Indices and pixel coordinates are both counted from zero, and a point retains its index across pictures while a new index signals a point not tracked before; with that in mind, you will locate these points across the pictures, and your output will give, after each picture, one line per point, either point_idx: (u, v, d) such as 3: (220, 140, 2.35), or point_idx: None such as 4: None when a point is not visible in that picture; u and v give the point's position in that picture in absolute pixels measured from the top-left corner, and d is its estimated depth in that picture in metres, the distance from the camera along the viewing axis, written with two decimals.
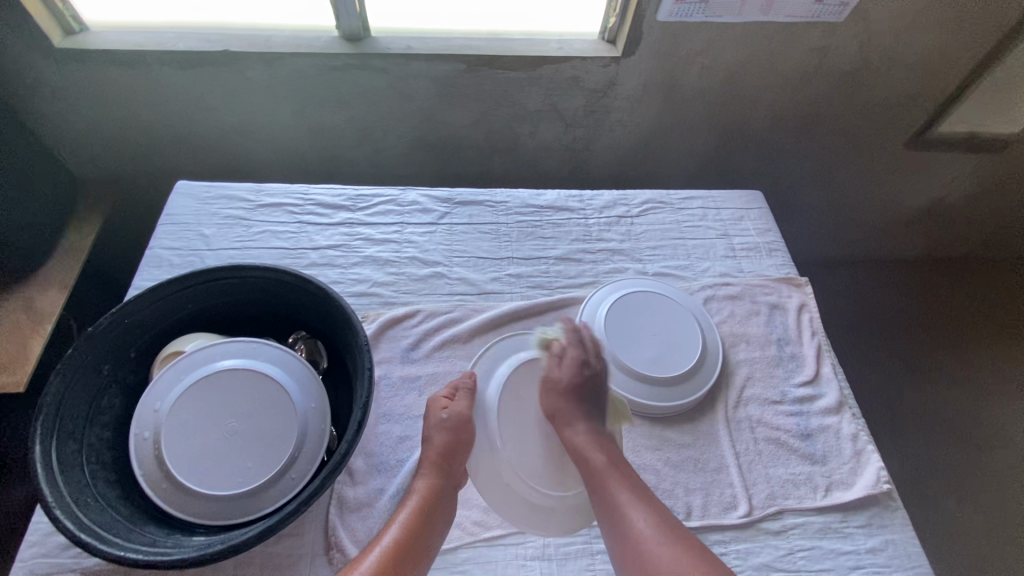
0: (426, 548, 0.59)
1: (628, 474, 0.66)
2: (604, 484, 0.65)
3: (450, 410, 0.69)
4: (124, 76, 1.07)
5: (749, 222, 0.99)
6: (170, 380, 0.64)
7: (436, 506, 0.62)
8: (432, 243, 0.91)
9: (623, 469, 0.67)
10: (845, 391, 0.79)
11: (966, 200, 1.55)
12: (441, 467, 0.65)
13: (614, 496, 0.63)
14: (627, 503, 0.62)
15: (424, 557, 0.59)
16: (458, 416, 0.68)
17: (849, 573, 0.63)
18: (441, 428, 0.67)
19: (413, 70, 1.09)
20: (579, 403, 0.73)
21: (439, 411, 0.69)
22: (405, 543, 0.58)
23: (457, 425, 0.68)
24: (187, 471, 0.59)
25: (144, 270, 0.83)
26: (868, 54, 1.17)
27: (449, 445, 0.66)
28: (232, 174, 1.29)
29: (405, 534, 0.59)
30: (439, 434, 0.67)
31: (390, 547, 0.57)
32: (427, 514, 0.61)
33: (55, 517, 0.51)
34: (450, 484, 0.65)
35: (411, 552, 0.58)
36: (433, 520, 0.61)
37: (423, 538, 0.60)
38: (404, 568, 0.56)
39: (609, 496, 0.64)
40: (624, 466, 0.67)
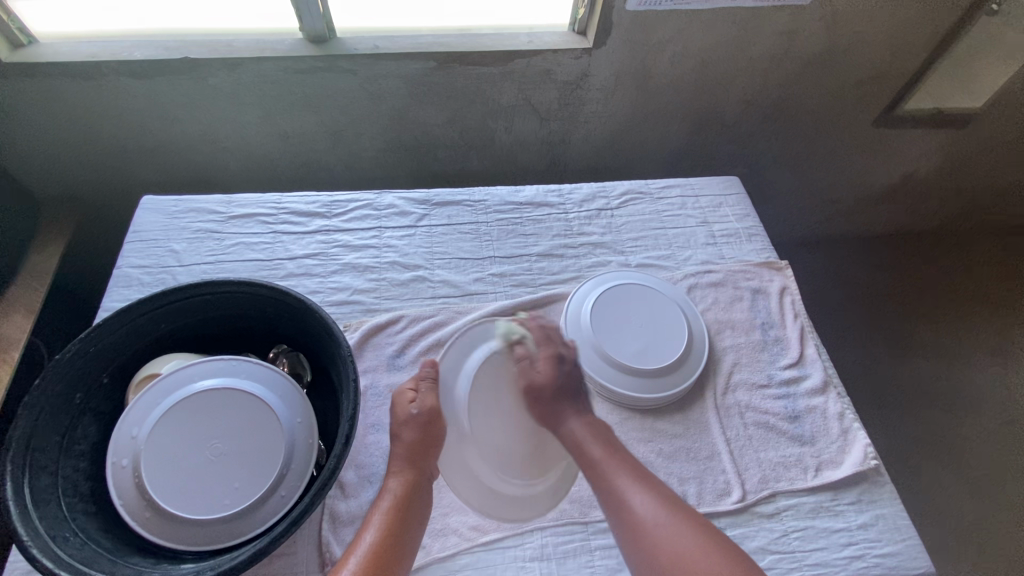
0: (405, 546, 0.59)
1: (623, 456, 0.66)
2: (603, 468, 0.65)
3: (418, 405, 0.67)
4: (78, 88, 1.02)
5: (728, 208, 1.00)
6: (146, 405, 0.61)
7: (411, 504, 0.61)
8: (412, 246, 0.89)
9: (618, 451, 0.67)
10: (829, 371, 0.81)
11: (934, 174, 1.59)
12: (412, 462, 0.64)
13: (611, 480, 0.64)
14: (625, 484, 0.63)
15: (404, 556, 0.58)
16: (428, 412, 0.67)
17: (843, 550, 0.64)
18: (409, 424, 0.66)
19: (382, 70, 1.07)
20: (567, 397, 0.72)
21: (407, 406, 0.68)
22: (383, 545, 0.57)
23: (427, 421, 0.66)
24: (170, 497, 0.57)
25: (113, 291, 0.80)
26: (835, 35, 1.19)
27: (421, 441, 0.65)
28: (200, 185, 1.25)
29: (383, 534, 0.58)
30: (408, 429, 0.66)
31: (370, 549, 0.56)
32: (402, 512, 0.61)
33: (32, 557, 0.49)
34: (423, 478, 0.64)
35: (390, 552, 0.57)
36: (410, 518, 0.61)
37: (402, 537, 0.59)
38: (385, 570, 0.55)
39: (608, 480, 0.64)
40: (618, 449, 0.67)
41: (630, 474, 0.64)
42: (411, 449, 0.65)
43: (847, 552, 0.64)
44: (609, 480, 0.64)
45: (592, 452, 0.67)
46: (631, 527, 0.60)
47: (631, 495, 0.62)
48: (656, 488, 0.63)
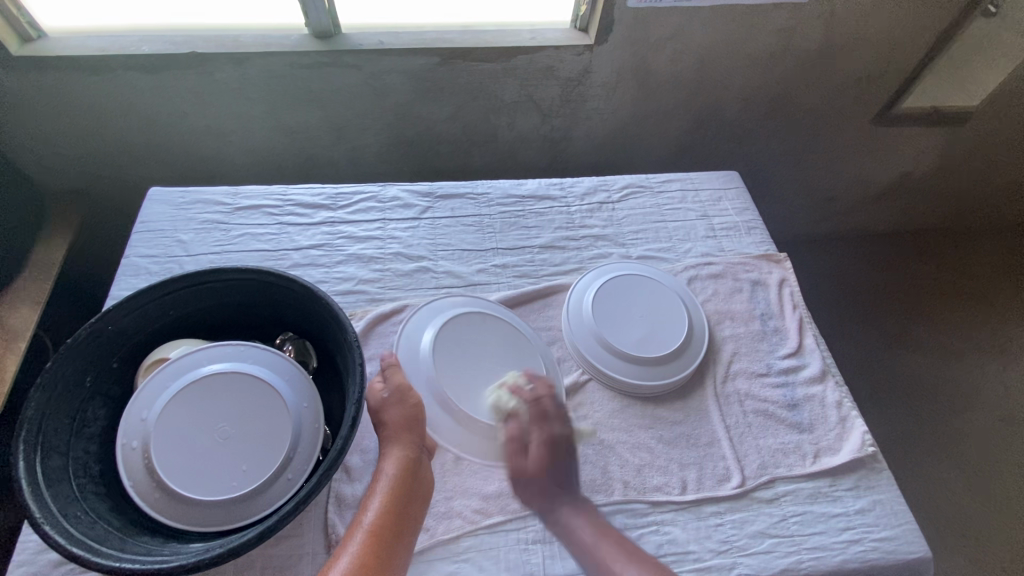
0: (405, 528, 0.57)
1: (612, 534, 0.63)
2: (593, 554, 0.61)
3: (388, 386, 0.66)
4: (86, 82, 1.04)
5: (727, 202, 1.01)
6: (156, 388, 0.62)
7: (409, 484, 0.60)
8: (416, 238, 0.91)
9: (605, 532, 0.63)
10: (827, 360, 0.82)
11: (932, 172, 1.60)
12: (404, 439, 0.63)
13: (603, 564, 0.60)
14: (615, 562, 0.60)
15: (406, 536, 0.57)
16: (400, 386, 0.66)
17: (841, 534, 0.65)
18: (388, 405, 0.64)
19: (387, 66, 1.09)
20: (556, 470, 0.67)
21: (378, 391, 0.66)
22: (383, 526, 0.56)
23: (403, 397, 0.65)
24: (178, 479, 0.58)
25: (121, 280, 0.81)
26: (833, 34, 1.20)
27: (404, 417, 0.64)
28: (205, 179, 1.26)
29: (383, 515, 0.57)
30: (386, 411, 0.64)
31: (369, 531, 0.55)
32: (402, 491, 0.59)
33: (46, 533, 0.50)
34: (417, 455, 0.62)
35: (391, 534, 0.56)
36: (409, 498, 0.59)
37: (402, 518, 0.58)
38: (387, 551, 0.55)
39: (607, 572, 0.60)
40: (603, 525, 0.64)
41: (619, 550, 0.61)
42: (397, 426, 0.63)
43: (845, 536, 0.65)
44: (603, 565, 0.60)
45: (581, 538, 0.62)
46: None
47: (622, 572, 0.59)
48: (647, 561, 0.60)
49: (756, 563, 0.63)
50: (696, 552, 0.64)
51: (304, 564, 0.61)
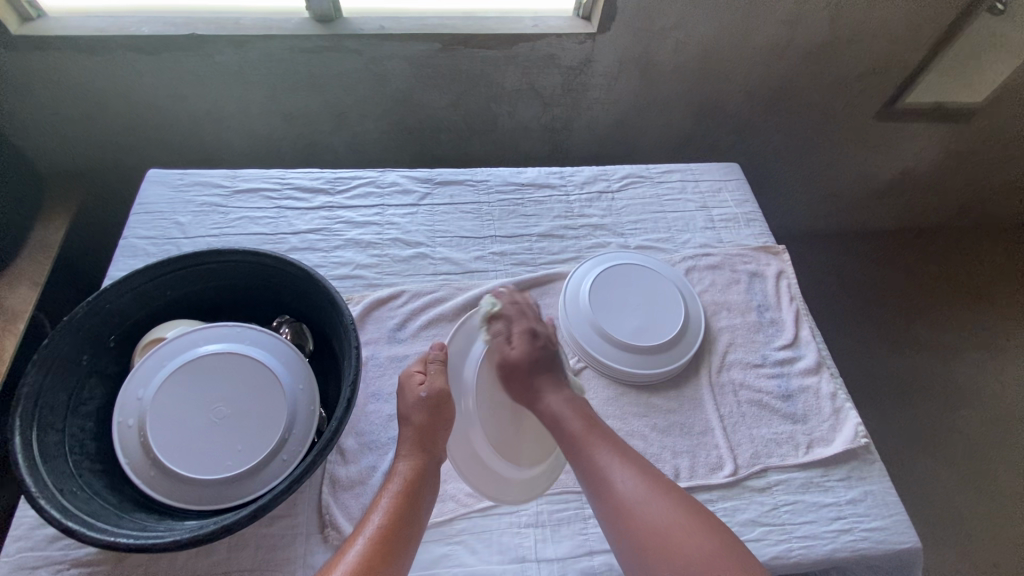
0: (414, 527, 0.58)
1: (601, 428, 0.66)
2: (581, 442, 0.65)
3: (428, 387, 0.66)
4: (87, 63, 1.03)
5: (727, 193, 1.01)
6: (151, 367, 0.62)
7: (420, 486, 0.60)
8: (414, 224, 0.90)
9: (597, 425, 0.67)
10: (823, 352, 0.82)
11: (933, 169, 1.60)
12: (423, 445, 0.63)
13: (590, 450, 0.64)
14: (604, 453, 0.63)
15: (415, 537, 0.57)
16: (439, 391, 0.66)
17: (831, 524, 0.66)
18: (420, 407, 0.65)
19: (388, 51, 1.08)
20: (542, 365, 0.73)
21: (417, 389, 0.67)
22: (391, 529, 0.56)
23: (438, 403, 0.65)
24: (173, 458, 0.58)
25: (118, 261, 0.81)
26: (837, 27, 1.20)
27: (432, 422, 0.64)
28: (205, 163, 1.26)
29: (395, 515, 0.57)
30: (417, 412, 0.64)
31: (380, 529, 0.56)
32: (413, 494, 0.60)
33: (40, 507, 0.50)
34: (432, 464, 0.63)
35: (400, 534, 0.56)
36: (419, 499, 0.60)
37: (411, 518, 0.58)
38: (395, 551, 0.55)
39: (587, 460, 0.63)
40: (591, 417, 0.68)
41: (607, 442, 0.64)
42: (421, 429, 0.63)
43: (835, 525, 0.66)
44: (587, 452, 0.64)
45: (563, 420, 0.68)
46: (609, 492, 0.60)
47: (608, 461, 0.62)
48: (634, 458, 0.63)
49: None
50: None
51: (298, 544, 0.61)
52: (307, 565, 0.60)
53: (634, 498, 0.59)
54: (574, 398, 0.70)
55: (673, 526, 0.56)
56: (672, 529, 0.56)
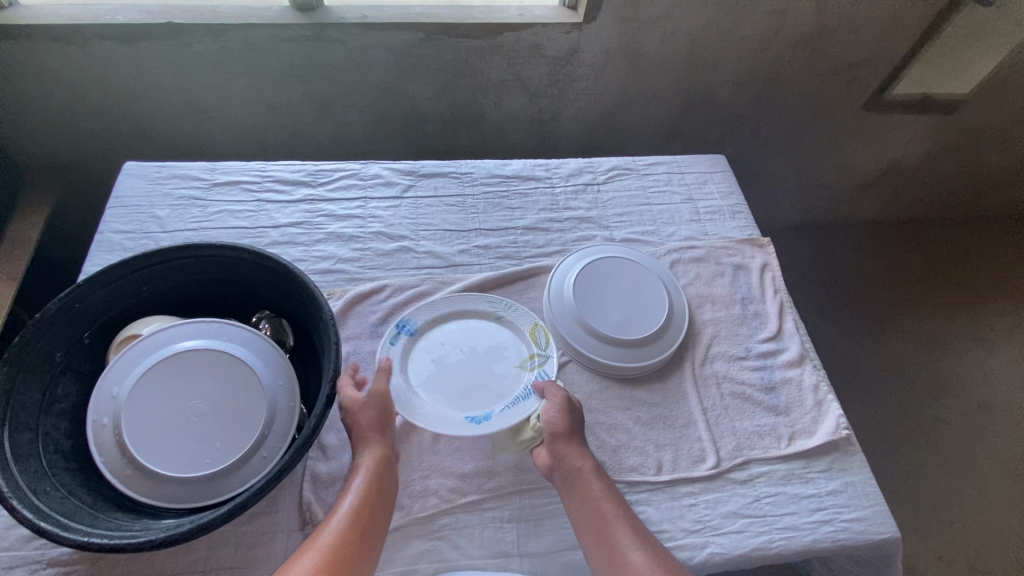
0: (375, 525, 0.57)
1: (625, 510, 0.61)
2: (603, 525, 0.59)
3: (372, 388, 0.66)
4: (61, 53, 1.01)
5: (713, 185, 1.01)
6: (126, 365, 0.61)
7: (383, 476, 0.60)
8: (397, 217, 0.89)
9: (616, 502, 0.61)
10: (806, 344, 0.82)
11: (920, 161, 1.60)
12: (382, 437, 0.63)
13: (612, 537, 0.58)
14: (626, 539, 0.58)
15: (382, 524, 0.58)
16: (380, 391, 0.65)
17: (811, 515, 0.66)
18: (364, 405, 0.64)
19: (370, 41, 1.06)
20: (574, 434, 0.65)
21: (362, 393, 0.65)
22: (343, 543, 0.54)
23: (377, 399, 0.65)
24: (150, 456, 0.58)
25: (94, 255, 0.79)
26: (824, 18, 1.19)
27: (374, 419, 0.63)
28: (186, 156, 1.24)
29: (360, 504, 0.57)
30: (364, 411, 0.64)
31: (346, 517, 0.56)
32: (381, 482, 0.60)
33: (12, 507, 0.49)
34: (389, 457, 0.62)
35: (369, 521, 0.56)
36: (383, 488, 0.59)
37: (377, 507, 0.58)
38: (362, 539, 0.55)
39: (601, 532, 0.59)
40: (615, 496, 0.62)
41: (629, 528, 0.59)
42: (376, 424, 0.63)
43: (816, 516, 0.66)
44: (602, 525, 0.59)
45: (593, 504, 0.61)
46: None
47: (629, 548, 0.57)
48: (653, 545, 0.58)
49: (728, 541, 0.64)
50: (669, 531, 0.64)
51: (278, 541, 0.61)
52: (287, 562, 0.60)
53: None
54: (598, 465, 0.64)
55: None
56: None
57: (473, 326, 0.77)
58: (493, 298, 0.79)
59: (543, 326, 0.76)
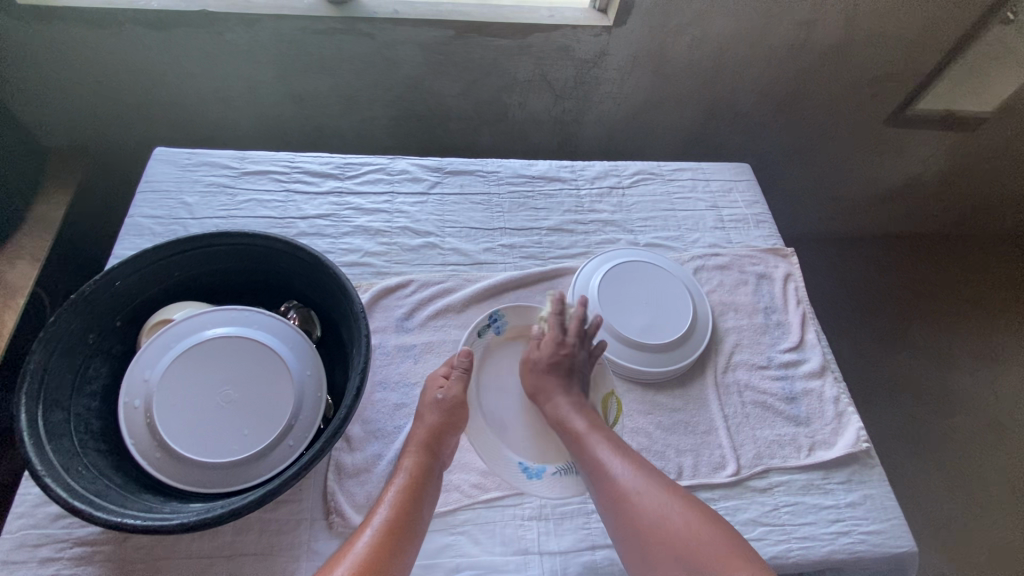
0: (411, 536, 0.56)
1: (608, 433, 0.65)
2: (584, 445, 0.64)
3: (445, 391, 0.66)
4: (93, 36, 1.02)
5: (737, 194, 1.01)
6: (158, 349, 0.62)
7: (424, 487, 0.60)
8: (424, 213, 0.90)
9: (598, 429, 0.66)
10: (827, 356, 0.82)
11: (939, 178, 1.60)
12: (431, 446, 0.63)
13: (592, 453, 0.63)
14: (608, 457, 0.62)
15: (416, 538, 0.56)
16: (456, 395, 0.66)
17: (830, 526, 0.66)
18: (434, 408, 0.65)
19: (401, 37, 1.07)
20: (560, 379, 0.70)
21: (435, 390, 0.67)
22: (376, 551, 0.53)
23: (453, 404, 0.65)
24: (180, 441, 0.58)
25: (124, 239, 0.80)
26: (851, 31, 1.20)
27: (441, 424, 0.64)
28: (208, 143, 1.24)
29: (395, 515, 0.57)
30: (430, 412, 0.65)
31: (380, 528, 0.55)
32: (419, 490, 0.60)
33: (46, 485, 0.50)
34: (435, 466, 0.62)
35: (403, 531, 0.56)
36: (422, 497, 0.59)
37: (413, 518, 0.57)
38: (399, 546, 0.54)
39: (588, 458, 0.63)
40: (598, 422, 0.67)
41: (608, 444, 0.63)
42: (432, 429, 0.64)
43: (834, 527, 0.66)
44: (587, 451, 0.63)
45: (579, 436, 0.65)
46: (621, 509, 0.58)
47: (613, 466, 0.61)
48: (642, 464, 0.62)
49: None
50: None
51: (302, 530, 0.61)
52: (311, 551, 0.60)
53: (640, 501, 0.58)
54: (582, 407, 0.69)
55: (677, 525, 0.56)
56: (675, 530, 0.56)
57: None
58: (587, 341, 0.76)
59: (618, 401, 0.73)
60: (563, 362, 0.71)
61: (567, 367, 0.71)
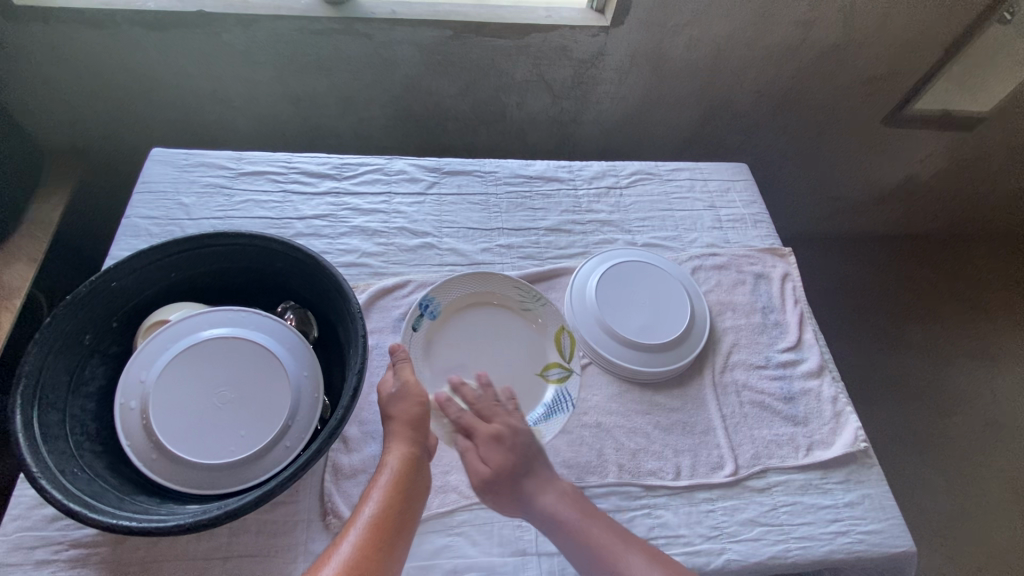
0: (399, 534, 0.56)
1: (608, 524, 0.61)
2: (589, 544, 0.59)
3: (397, 380, 0.65)
4: (91, 37, 1.02)
5: (735, 194, 1.01)
6: (153, 350, 0.62)
7: (410, 480, 0.59)
8: (421, 213, 0.90)
9: (598, 521, 0.61)
10: (825, 356, 0.82)
11: (936, 178, 1.61)
12: (412, 435, 0.62)
13: (602, 552, 0.59)
14: (619, 552, 0.59)
15: (404, 535, 0.56)
16: (408, 382, 0.65)
17: (828, 526, 0.66)
18: (398, 399, 0.64)
19: (398, 37, 1.07)
20: (523, 471, 0.64)
21: (388, 383, 0.65)
22: (363, 552, 0.52)
23: (409, 392, 0.64)
24: (176, 443, 0.58)
25: (120, 240, 0.79)
26: (848, 31, 1.20)
27: (410, 414, 0.63)
28: (206, 144, 1.24)
29: (382, 511, 0.56)
30: (395, 405, 0.64)
31: (366, 526, 0.54)
32: (405, 484, 0.59)
33: (42, 487, 0.49)
34: (420, 456, 0.62)
35: (391, 530, 0.55)
36: (410, 491, 0.59)
37: (400, 514, 0.57)
38: (388, 544, 0.54)
39: (597, 555, 0.59)
40: (598, 515, 0.62)
41: (616, 537, 0.60)
42: (402, 419, 0.63)
43: (833, 527, 0.66)
44: (595, 550, 0.59)
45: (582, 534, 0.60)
46: None
47: (629, 562, 0.58)
48: (652, 551, 0.60)
49: (744, 549, 0.64)
50: (686, 537, 0.65)
51: (299, 531, 0.61)
52: (308, 552, 0.60)
53: None
54: (560, 490, 0.63)
55: None
56: None
57: (501, 320, 0.78)
58: (523, 288, 0.78)
59: (570, 335, 0.76)
60: (513, 446, 0.65)
61: (521, 450, 0.65)
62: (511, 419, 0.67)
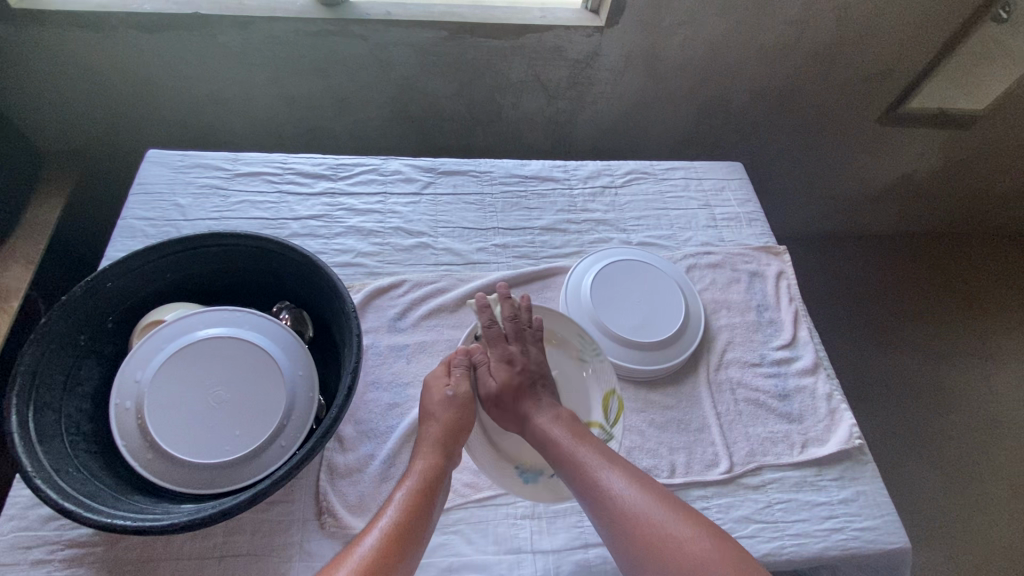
0: (416, 543, 0.55)
1: (593, 443, 0.64)
2: (572, 460, 0.62)
3: (454, 388, 0.67)
4: (86, 39, 1.02)
5: (730, 192, 1.01)
6: (150, 350, 0.62)
7: (433, 491, 0.59)
8: (417, 213, 0.90)
9: (586, 441, 0.64)
10: (820, 354, 0.83)
11: (932, 176, 1.61)
12: (444, 448, 0.62)
13: (582, 467, 0.61)
14: (598, 468, 0.60)
15: (420, 546, 0.55)
16: (463, 392, 0.67)
17: (823, 523, 0.66)
18: (446, 405, 0.65)
19: (393, 38, 1.07)
20: (528, 397, 0.69)
21: (442, 389, 0.67)
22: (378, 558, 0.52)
23: (460, 403, 0.66)
24: (171, 442, 0.58)
25: (116, 241, 0.80)
26: (842, 30, 1.20)
27: (455, 421, 0.65)
28: (202, 145, 1.24)
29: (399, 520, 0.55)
30: (442, 409, 0.65)
31: (383, 534, 0.54)
32: (427, 494, 0.58)
33: (37, 487, 0.50)
34: (447, 469, 0.62)
35: (407, 538, 0.54)
36: (432, 501, 0.59)
37: (419, 523, 0.56)
38: (401, 551, 0.53)
39: (578, 469, 0.61)
40: (589, 438, 0.65)
41: (601, 456, 0.62)
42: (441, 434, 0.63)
43: (827, 524, 0.66)
44: (576, 464, 0.61)
45: (570, 451, 0.63)
46: (608, 514, 0.57)
47: (608, 478, 0.59)
48: (634, 474, 0.61)
49: None
50: None
51: (294, 530, 0.61)
52: (303, 552, 0.60)
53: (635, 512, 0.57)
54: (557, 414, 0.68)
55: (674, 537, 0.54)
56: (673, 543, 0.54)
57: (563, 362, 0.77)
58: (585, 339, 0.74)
59: (619, 402, 0.71)
60: (521, 379, 0.70)
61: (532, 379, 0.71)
62: (528, 350, 0.72)
